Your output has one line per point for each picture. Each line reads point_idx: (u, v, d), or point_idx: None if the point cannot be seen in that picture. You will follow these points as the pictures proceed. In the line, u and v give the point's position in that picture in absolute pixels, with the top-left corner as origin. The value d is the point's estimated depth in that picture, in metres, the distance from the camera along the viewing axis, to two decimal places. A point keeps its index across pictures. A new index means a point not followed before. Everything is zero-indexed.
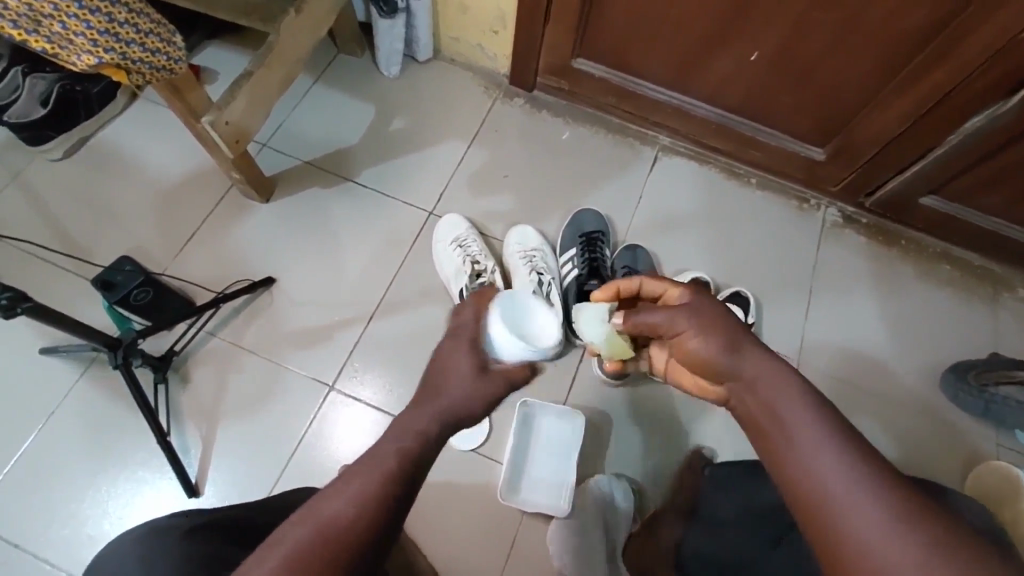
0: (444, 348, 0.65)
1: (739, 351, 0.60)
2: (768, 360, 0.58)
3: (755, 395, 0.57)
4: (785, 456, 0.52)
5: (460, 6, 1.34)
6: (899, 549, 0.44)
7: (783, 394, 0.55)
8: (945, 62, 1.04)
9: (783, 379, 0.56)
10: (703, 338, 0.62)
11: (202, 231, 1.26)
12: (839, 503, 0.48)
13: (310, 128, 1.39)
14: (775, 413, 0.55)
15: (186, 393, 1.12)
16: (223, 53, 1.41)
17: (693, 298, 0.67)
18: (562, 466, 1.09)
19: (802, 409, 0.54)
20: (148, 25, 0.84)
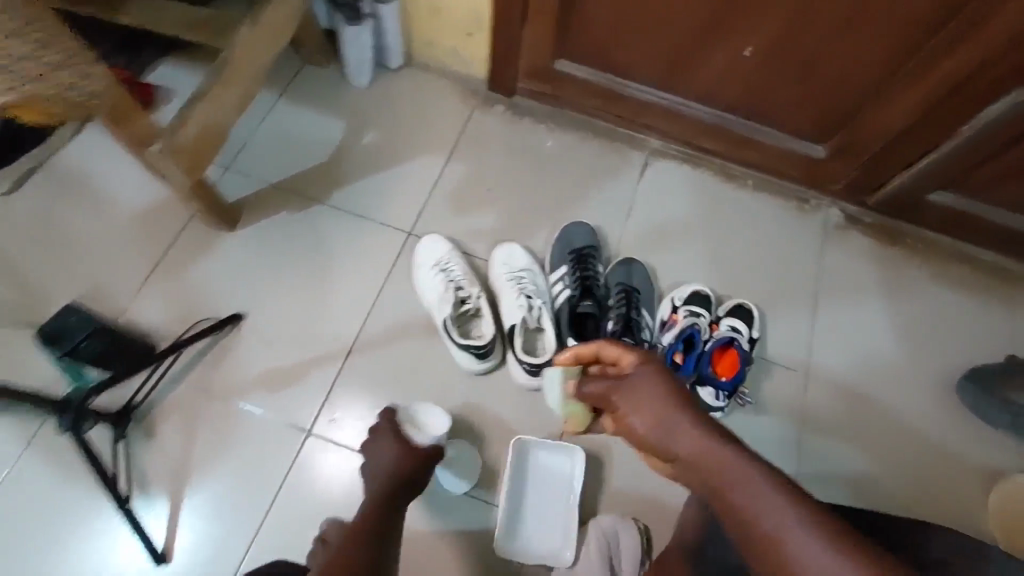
0: (376, 444, 0.92)
1: (677, 436, 0.59)
2: (707, 442, 0.58)
3: (702, 477, 0.58)
4: (766, 542, 0.53)
5: (430, 8, 1.25)
6: None
7: (731, 475, 0.56)
8: (960, 48, 0.96)
9: (730, 461, 0.56)
10: (643, 419, 0.62)
11: (162, 267, 1.16)
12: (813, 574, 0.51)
13: (276, 147, 1.29)
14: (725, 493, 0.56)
15: (149, 447, 1.03)
16: (178, 69, 1.30)
17: (636, 372, 0.65)
18: (561, 507, 1.02)
19: (753, 487, 0.55)
20: (67, 59, 0.79)
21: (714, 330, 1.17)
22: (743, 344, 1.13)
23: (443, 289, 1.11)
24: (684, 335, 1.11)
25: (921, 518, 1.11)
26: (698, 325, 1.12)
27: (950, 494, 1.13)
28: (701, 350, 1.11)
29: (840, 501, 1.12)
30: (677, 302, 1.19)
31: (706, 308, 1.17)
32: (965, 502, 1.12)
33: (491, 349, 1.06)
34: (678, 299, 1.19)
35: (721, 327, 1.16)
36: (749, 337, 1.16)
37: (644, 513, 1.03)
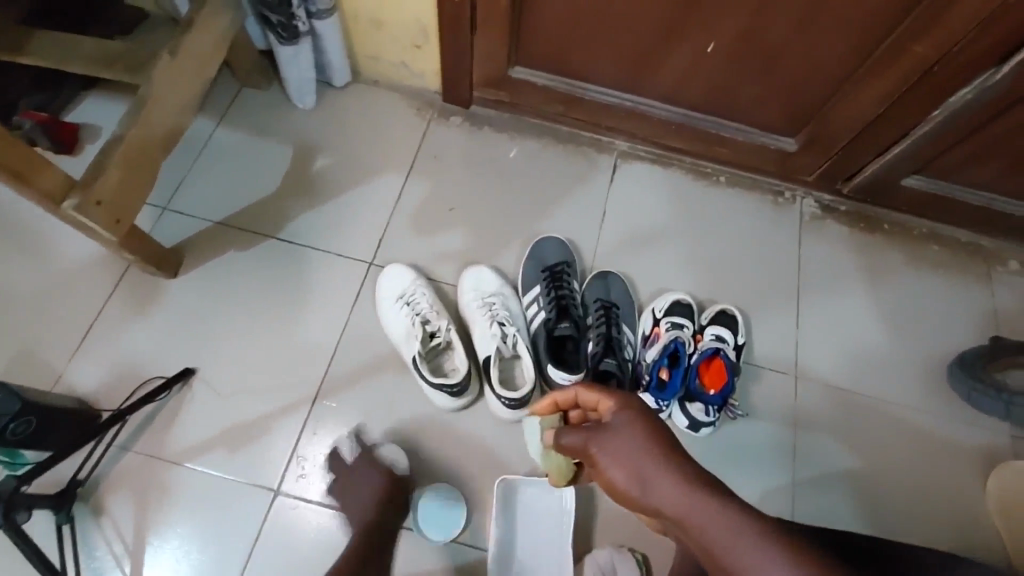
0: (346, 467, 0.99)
1: (657, 491, 0.54)
2: (689, 496, 0.53)
3: (688, 533, 0.53)
4: None
5: (372, 21, 1.17)
6: None
7: (720, 528, 0.51)
8: (925, 35, 0.92)
9: (712, 514, 0.52)
10: (620, 476, 0.57)
11: (101, 324, 1.07)
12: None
13: (218, 180, 1.20)
14: (711, 542, 0.52)
15: (99, 526, 0.94)
16: (102, 104, 1.20)
17: (614, 421, 0.60)
18: (555, 543, 0.95)
19: (739, 535, 0.51)
20: None
21: (698, 340, 1.12)
22: (729, 353, 1.08)
23: (409, 324, 1.04)
24: (669, 349, 1.06)
25: (922, 515, 1.08)
26: (681, 338, 1.07)
27: (951, 486, 1.09)
28: (686, 363, 1.07)
29: (839, 505, 1.08)
30: (658, 313, 1.14)
31: (688, 318, 1.12)
32: (965, 493, 1.09)
33: (465, 383, 0.99)
34: (659, 309, 1.14)
35: (705, 337, 1.11)
36: (735, 344, 1.11)
37: (640, 542, 0.97)
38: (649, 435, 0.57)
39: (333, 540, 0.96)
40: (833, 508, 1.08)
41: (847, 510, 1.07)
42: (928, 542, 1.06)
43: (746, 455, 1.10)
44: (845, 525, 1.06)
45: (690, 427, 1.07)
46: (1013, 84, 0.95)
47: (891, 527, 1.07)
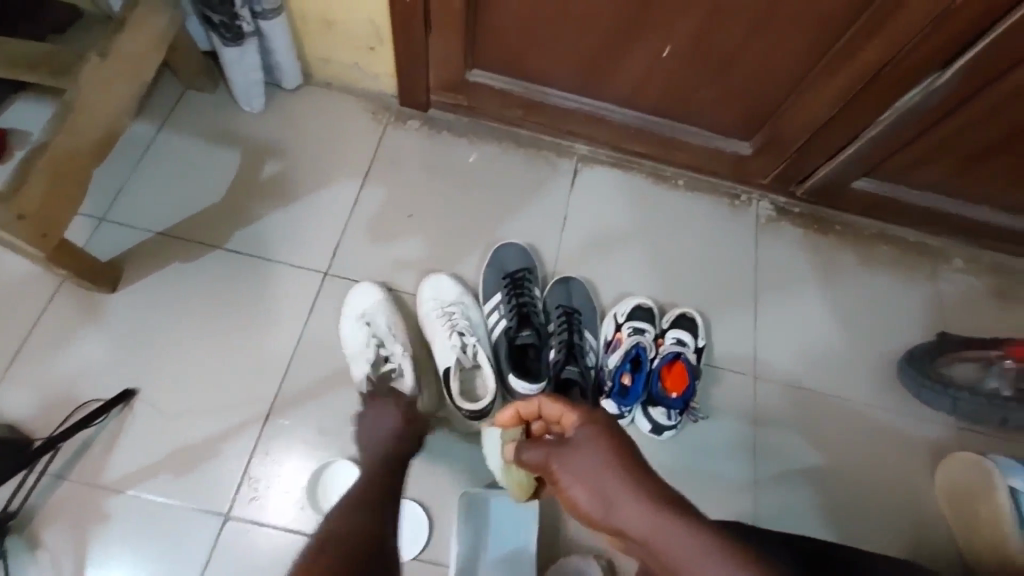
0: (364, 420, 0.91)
1: (620, 510, 0.53)
2: (653, 515, 0.52)
3: (652, 553, 0.52)
4: None
5: (323, 22, 1.12)
6: None
7: (686, 547, 0.51)
8: (871, 41, 0.94)
9: (677, 532, 0.51)
10: (583, 493, 0.55)
11: (31, 344, 1.00)
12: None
13: (161, 187, 1.14)
14: (670, 559, 0.51)
15: (34, 561, 0.88)
16: (30, 108, 1.12)
17: (576, 435, 0.59)
18: (520, 553, 0.93)
19: (705, 553, 0.50)
20: None
21: (659, 344, 1.12)
22: (690, 357, 1.09)
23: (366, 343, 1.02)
24: (631, 355, 1.06)
25: (874, 509, 1.11)
26: (642, 342, 1.08)
27: (901, 477, 1.13)
28: (648, 368, 1.07)
29: (799, 501, 1.10)
30: (619, 318, 1.13)
31: (649, 322, 1.12)
32: (914, 484, 1.13)
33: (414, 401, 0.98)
34: (621, 314, 1.14)
35: (666, 341, 1.11)
36: (696, 347, 1.12)
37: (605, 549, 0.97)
38: (611, 450, 0.56)
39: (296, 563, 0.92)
40: (792, 505, 1.10)
41: (806, 505, 1.10)
42: (880, 534, 1.09)
43: (708, 456, 1.11)
44: (803, 520, 1.09)
45: (653, 430, 1.07)
46: (956, 86, 0.98)
47: (847, 519, 1.10)
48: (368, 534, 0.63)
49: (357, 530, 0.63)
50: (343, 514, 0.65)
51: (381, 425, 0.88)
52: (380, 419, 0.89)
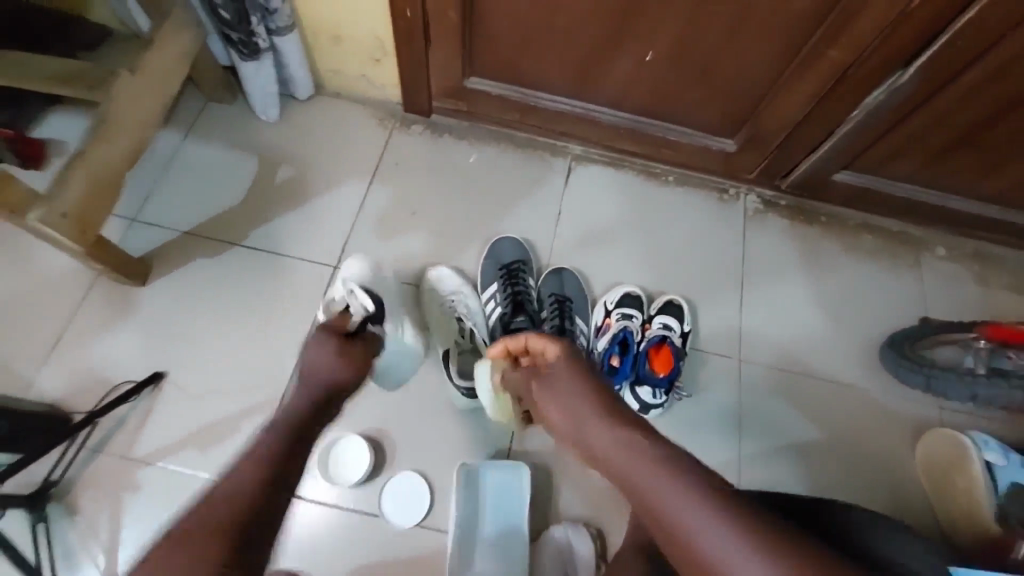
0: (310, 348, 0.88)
1: (584, 426, 0.66)
2: (608, 430, 0.64)
3: (606, 464, 0.63)
4: (662, 519, 0.56)
5: (332, 37, 1.22)
6: None
7: (630, 456, 0.61)
8: (838, 42, 1.01)
9: (629, 446, 0.61)
10: (560, 414, 0.70)
11: (71, 332, 1.10)
12: (711, 550, 0.52)
13: (186, 190, 1.24)
14: (629, 472, 0.60)
15: (74, 525, 0.97)
16: (68, 120, 1.23)
17: (555, 369, 0.73)
18: (513, 530, 1.00)
19: (646, 463, 0.59)
20: None
21: (647, 329, 1.19)
22: (675, 340, 1.16)
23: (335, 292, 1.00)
24: (618, 338, 1.14)
25: (854, 484, 1.17)
26: (629, 327, 1.15)
27: (881, 454, 1.20)
28: (636, 350, 1.14)
29: (781, 476, 1.16)
30: (609, 305, 1.21)
31: (638, 308, 1.20)
32: (893, 460, 1.20)
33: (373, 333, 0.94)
34: (611, 302, 1.21)
35: (653, 326, 1.19)
36: (682, 332, 1.19)
37: (596, 517, 1.04)
38: (582, 380, 0.70)
39: (319, 531, 1.01)
40: (776, 481, 1.16)
41: (789, 480, 1.16)
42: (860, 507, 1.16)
43: (696, 435, 1.18)
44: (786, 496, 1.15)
45: (641, 410, 1.14)
46: (921, 82, 1.03)
47: (827, 492, 1.17)
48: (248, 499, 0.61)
49: (249, 479, 0.63)
50: (243, 463, 0.65)
51: (322, 362, 0.84)
52: (325, 355, 0.85)
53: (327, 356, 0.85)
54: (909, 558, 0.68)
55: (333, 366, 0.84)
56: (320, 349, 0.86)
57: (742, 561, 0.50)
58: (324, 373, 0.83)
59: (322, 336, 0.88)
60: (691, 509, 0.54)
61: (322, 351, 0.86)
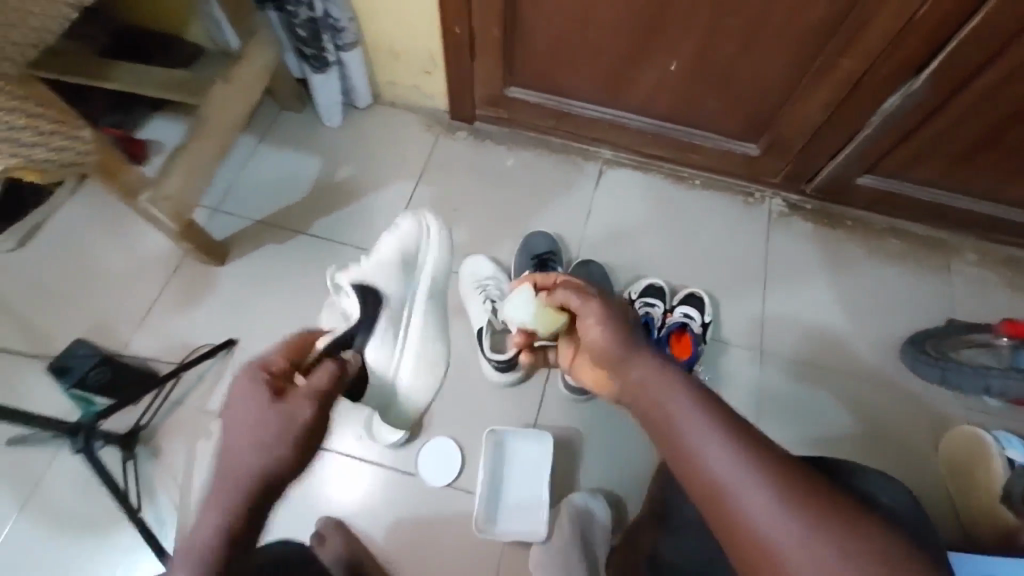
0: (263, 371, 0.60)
1: (627, 347, 0.64)
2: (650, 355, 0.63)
3: (642, 391, 0.60)
4: (684, 449, 0.54)
5: (390, 52, 1.39)
6: (784, 529, 0.48)
7: (661, 382, 0.59)
8: (851, 51, 1.08)
9: (668, 376, 0.60)
10: (604, 329, 0.67)
11: (160, 303, 1.28)
12: (733, 490, 0.50)
13: (259, 185, 1.42)
14: (659, 405, 0.58)
15: (157, 465, 1.13)
16: (164, 124, 1.43)
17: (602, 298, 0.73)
18: (536, 501, 1.09)
19: (677, 391, 0.58)
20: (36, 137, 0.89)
21: (668, 317, 1.27)
22: (696, 328, 1.23)
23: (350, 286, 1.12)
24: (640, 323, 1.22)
25: None
26: (651, 314, 1.24)
27: (902, 448, 1.23)
28: (656, 335, 1.22)
29: None
30: (633, 295, 1.31)
31: (659, 298, 1.29)
32: (912, 454, 1.23)
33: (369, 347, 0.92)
34: (635, 292, 1.32)
35: (675, 314, 1.26)
36: (702, 321, 1.26)
37: (615, 486, 1.13)
38: (622, 312, 0.70)
39: (362, 486, 1.13)
40: None
41: None
42: None
43: None
44: None
45: None
46: (936, 87, 1.09)
47: None
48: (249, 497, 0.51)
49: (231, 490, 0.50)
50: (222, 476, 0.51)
51: (248, 459, 0.51)
52: (258, 425, 0.53)
53: (265, 429, 0.53)
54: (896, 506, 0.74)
55: (265, 452, 0.52)
56: (250, 421, 0.53)
57: (762, 504, 0.49)
58: (252, 466, 0.51)
59: (259, 397, 0.55)
60: (720, 450, 0.52)
61: (244, 435, 0.52)
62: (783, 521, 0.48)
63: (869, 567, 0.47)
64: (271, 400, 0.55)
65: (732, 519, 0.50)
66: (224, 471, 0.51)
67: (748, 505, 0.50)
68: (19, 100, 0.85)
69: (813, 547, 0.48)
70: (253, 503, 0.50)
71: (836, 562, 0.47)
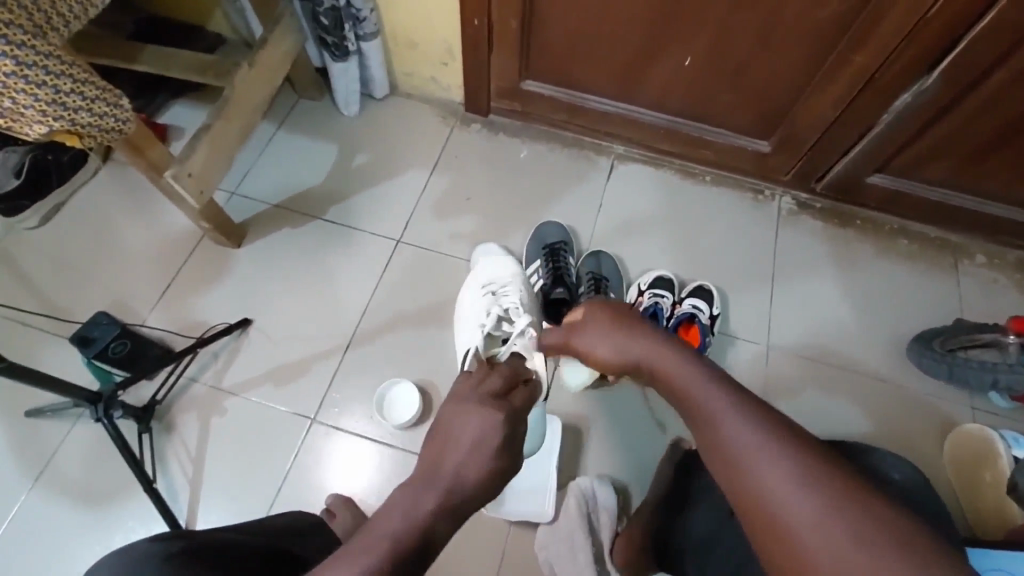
0: (453, 402, 0.58)
1: (636, 351, 0.62)
2: (660, 351, 0.60)
3: (662, 387, 0.58)
4: (704, 424, 0.51)
5: (409, 43, 1.41)
6: (799, 502, 0.44)
7: (680, 371, 0.57)
8: (863, 48, 1.10)
9: (688, 360, 0.57)
10: (608, 348, 0.66)
11: (177, 282, 1.30)
12: (752, 462, 0.47)
13: (277, 171, 1.44)
14: (680, 386, 0.55)
15: (171, 438, 1.17)
16: (185, 109, 1.46)
17: (592, 313, 0.71)
18: (543, 487, 1.09)
19: (697, 373, 0.55)
20: (81, 104, 0.81)
21: (677, 309, 1.29)
22: (704, 320, 1.25)
23: (486, 303, 1.08)
24: (648, 313, 1.24)
25: None
26: (660, 304, 1.26)
27: (910, 443, 1.24)
28: (665, 326, 1.24)
29: None
30: (643, 287, 1.33)
31: (668, 290, 1.31)
32: (920, 451, 1.23)
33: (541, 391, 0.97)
34: (644, 284, 1.33)
35: (683, 306, 1.28)
36: (710, 314, 1.28)
37: (622, 474, 1.13)
38: (619, 318, 0.68)
39: (369, 465, 1.16)
40: None
41: None
42: None
43: None
44: None
45: None
46: (947, 84, 1.10)
47: None
48: (440, 520, 0.49)
49: (423, 508, 0.49)
50: (405, 488, 0.51)
51: (460, 471, 0.52)
52: (480, 442, 0.54)
53: (482, 451, 0.54)
54: (903, 489, 0.74)
55: (477, 470, 0.53)
56: (474, 432, 0.54)
57: (778, 476, 0.45)
58: (457, 482, 0.52)
59: (491, 410, 0.56)
60: (740, 423, 0.49)
61: (469, 451, 0.53)
62: (798, 493, 0.44)
63: (891, 548, 0.41)
64: (502, 421, 0.56)
65: (746, 489, 0.47)
66: (432, 467, 0.52)
67: (765, 477, 0.46)
68: (66, 63, 0.78)
69: (829, 520, 0.43)
70: (435, 526, 0.49)
71: (851, 536, 0.42)
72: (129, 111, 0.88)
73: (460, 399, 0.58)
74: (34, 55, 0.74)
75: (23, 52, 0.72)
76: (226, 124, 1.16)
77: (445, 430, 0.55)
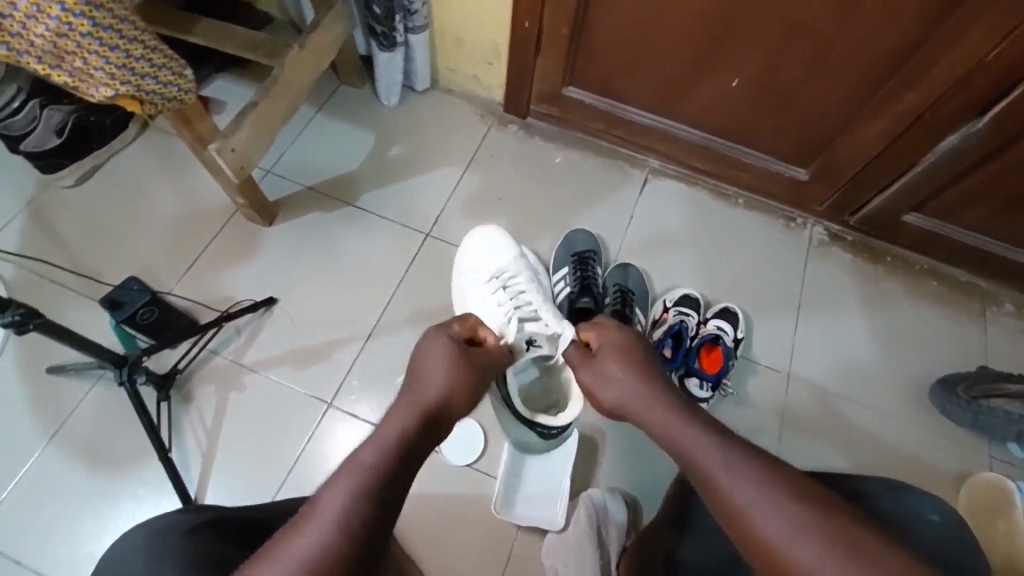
0: (423, 351, 0.75)
1: (644, 402, 0.72)
2: (663, 406, 0.70)
3: (662, 440, 0.68)
4: (710, 480, 0.61)
5: (456, 40, 1.41)
6: (798, 551, 0.55)
7: (683, 429, 0.66)
8: (917, 85, 1.09)
9: (689, 419, 0.67)
10: (617, 394, 0.75)
11: (206, 254, 1.31)
12: (755, 517, 0.57)
13: (314, 154, 1.45)
14: (683, 444, 0.65)
15: (188, 408, 1.17)
16: (230, 85, 1.47)
17: (603, 357, 0.79)
18: (555, 493, 1.10)
19: (699, 433, 0.65)
20: (147, 69, 0.82)
21: (701, 328, 1.29)
22: (727, 342, 1.24)
23: (500, 300, 1.02)
24: (673, 330, 1.24)
25: None
26: (685, 323, 1.26)
27: (923, 485, 1.23)
28: (688, 345, 1.24)
29: None
30: (668, 303, 1.33)
31: (693, 309, 1.31)
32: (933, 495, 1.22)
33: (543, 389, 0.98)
34: (670, 300, 1.33)
35: (708, 326, 1.28)
36: (734, 337, 1.28)
37: (634, 488, 1.13)
38: (627, 366, 0.77)
39: None
40: None
41: None
42: None
43: None
44: None
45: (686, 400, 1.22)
46: (996, 130, 1.09)
47: None
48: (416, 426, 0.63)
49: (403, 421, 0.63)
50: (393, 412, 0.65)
51: (429, 389, 0.68)
52: (441, 371, 0.71)
53: (442, 375, 0.70)
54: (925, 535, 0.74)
55: (443, 388, 0.69)
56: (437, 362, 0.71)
57: (778, 528, 0.56)
58: (429, 399, 0.67)
59: (451, 353, 0.74)
60: (738, 482, 0.59)
61: (433, 376, 0.70)
62: (797, 544, 0.55)
63: None
64: (455, 354, 0.73)
65: (753, 538, 0.57)
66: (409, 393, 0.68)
67: (768, 531, 0.56)
68: (138, 29, 0.78)
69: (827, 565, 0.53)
70: (413, 431, 0.62)
71: None
72: (193, 87, 0.90)
73: (429, 343, 0.76)
74: (111, 19, 0.74)
75: (101, 14, 0.73)
76: (274, 104, 1.17)
77: (416, 366, 0.73)
